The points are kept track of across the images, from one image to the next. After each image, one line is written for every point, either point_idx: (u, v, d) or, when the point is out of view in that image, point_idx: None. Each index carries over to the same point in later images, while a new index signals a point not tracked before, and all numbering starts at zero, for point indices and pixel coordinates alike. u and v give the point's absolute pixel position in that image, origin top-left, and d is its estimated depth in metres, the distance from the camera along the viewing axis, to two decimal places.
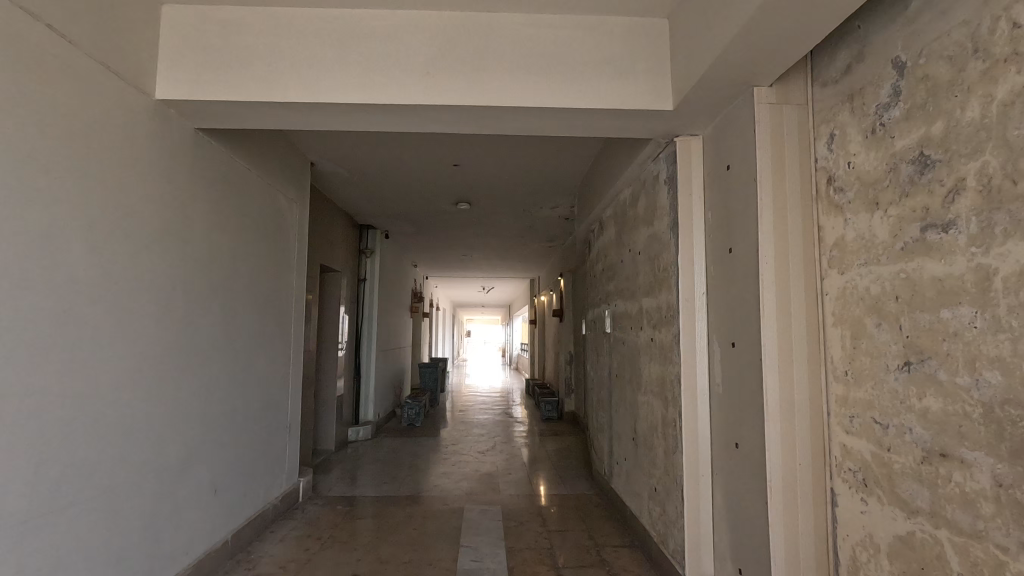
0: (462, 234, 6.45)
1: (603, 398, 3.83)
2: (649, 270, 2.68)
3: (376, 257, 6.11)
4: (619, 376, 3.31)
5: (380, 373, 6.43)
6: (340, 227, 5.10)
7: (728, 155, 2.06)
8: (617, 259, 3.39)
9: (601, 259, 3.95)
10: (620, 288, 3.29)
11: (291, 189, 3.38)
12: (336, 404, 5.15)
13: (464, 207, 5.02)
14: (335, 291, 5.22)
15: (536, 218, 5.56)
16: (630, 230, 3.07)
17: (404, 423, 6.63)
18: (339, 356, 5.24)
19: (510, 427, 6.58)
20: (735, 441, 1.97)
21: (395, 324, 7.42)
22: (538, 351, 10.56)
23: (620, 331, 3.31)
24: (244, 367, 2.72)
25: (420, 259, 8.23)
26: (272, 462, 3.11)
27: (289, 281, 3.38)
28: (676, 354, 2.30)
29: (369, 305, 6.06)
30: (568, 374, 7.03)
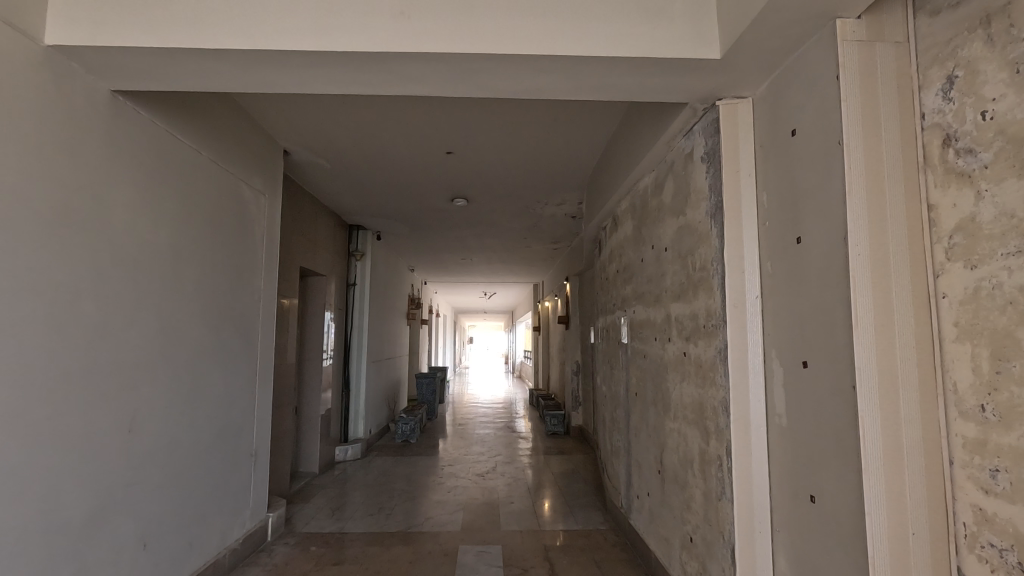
0: (460, 235, 6.00)
1: (618, 418, 3.35)
2: (680, 270, 2.21)
3: (366, 260, 5.66)
4: (640, 396, 2.82)
5: (372, 385, 5.96)
6: (325, 227, 4.65)
7: (793, 117, 1.59)
8: (635, 260, 2.92)
9: (615, 260, 3.47)
10: (640, 292, 2.81)
11: (257, 177, 2.92)
12: (321, 422, 4.68)
13: (461, 203, 4.56)
14: (320, 297, 4.77)
15: (539, 217, 5.10)
16: (652, 224, 2.60)
17: (398, 440, 6.13)
18: (325, 369, 4.77)
19: (513, 444, 6.09)
20: (810, 494, 1.47)
21: (389, 332, 6.95)
22: (542, 359, 10.07)
23: (640, 342, 2.84)
24: (190, 387, 2.26)
25: (416, 262, 7.77)
26: (233, 497, 2.65)
27: (255, 284, 2.91)
28: (719, 374, 1.81)
29: (359, 311, 5.60)
30: (575, 386, 6.55)
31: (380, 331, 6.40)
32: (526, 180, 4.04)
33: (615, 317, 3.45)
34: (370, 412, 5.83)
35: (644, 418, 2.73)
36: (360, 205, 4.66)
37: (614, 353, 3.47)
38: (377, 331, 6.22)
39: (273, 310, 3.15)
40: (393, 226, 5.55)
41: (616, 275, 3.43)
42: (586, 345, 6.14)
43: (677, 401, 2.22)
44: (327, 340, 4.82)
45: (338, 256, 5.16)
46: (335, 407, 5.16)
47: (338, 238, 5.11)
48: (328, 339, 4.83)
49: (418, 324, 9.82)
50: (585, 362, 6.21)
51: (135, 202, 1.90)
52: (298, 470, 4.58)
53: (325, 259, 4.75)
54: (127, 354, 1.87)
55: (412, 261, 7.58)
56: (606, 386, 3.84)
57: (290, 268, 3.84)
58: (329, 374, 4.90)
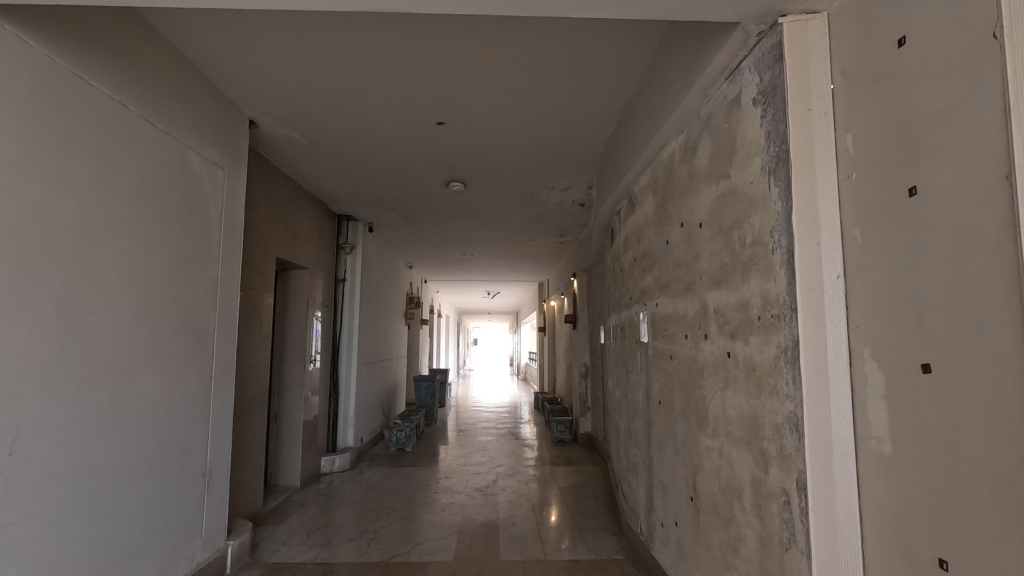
0: (458, 227, 5.56)
1: (636, 430, 2.89)
2: (722, 249, 1.75)
3: (357, 253, 5.23)
4: (665, 405, 2.37)
5: (364, 390, 5.52)
6: (307, 215, 4.23)
7: (898, 20, 1.13)
8: (659, 243, 2.46)
9: (632, 247, 3.01)
10: (666, 281, 2.36)
11: (210, 147, 2.49)
12: (304, 431, 4.24)
13: (458, 187, 4.12)
14: (303, 292, 4.34)
15: (544, 205, 4.66)
16: (682, 197, 2.14)
17: (392, 448, 5.67)
18: (309, 371, 4.34)
19: (517, 452, 5.63)
20: (937, 556, 1.01)
21: (385, 332, 6.52)
22: (548, 361, 9.62)
23: (664, 340, 2.39)
24: (111, 391, 1.84)
25: (414, 258, 7.35)
26: (177, 526, 2.21)
27: (209, 273, 2.48)
28: (784, 380, 1.36)
29: (349, 309, 5.17)
30: (583, 390, 6.09)
31: (374, 331, 5.97)
32: (528, 157, 3.59)
33: (631, 314, 3.00)
34: (361, 419, 5.39)
35: (670, 431, 2.28)
36: (346, 190, 4.23)
37: (631, 354, 3.01)
38: (370, 331, 5.79)
39: (234, 304, 2.71)
40: (386, 217, 5.12)
41: (633, 264, 2.98)
42: (595, 346, 5.67)
43: (719, 413, 1.76)
44: (312, 340, 4.39)
45: (325, 248, 4.73)
46: (322, 413, 4.72)
47: (325, 228, 4.69)
48: (313, 339, 4.39)
49: (418, 325, 9.40)
50: (594, 363, 5.75)
51: (16, 152, 1.48)
52: (278, 484, 4.14)
53: (308, 250, 4.33)
54: (6, 345, 1.45)
55: (409, 257, 7.15)
56: (620, 391, 3.38)
57: (263, 259, 3.41)
58: (315, 378, 4.47)
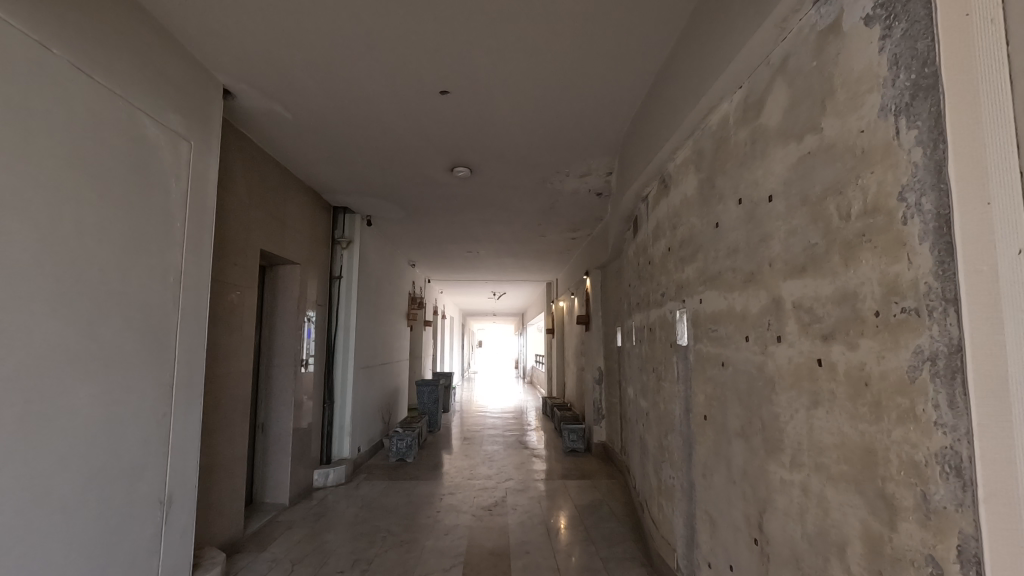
0: (463, 220, 5.17)
1: (671, 448, 2.48)
2: (809, 224, 1.35)
3: (354, 248, 4.85)
4: (714, 423, 1.96)
5: (362, 396, 5.13)
6: (297, 203, 3.84)
7: None
8: (705, 227, 2.06)
9: (666, 235, 2.60)
10: (715, 271, 1.96)
11: (171, 114, 2.10)
12: (294, 443, 3.85)
13: (463, 173, 3.73)
14: (294, 289, 3.96)
15: (558, 194, 4.26)
16: (740, 167, 1.74)
17: (392, 459, 5.28)
18: (299, 376, 3.95)
19: (527, 464, 5.22)
20: None
21: (386, 334, 6.13)
22: (556, 365, 9.21)
23: (712, 342, 1.99)
24: (22, 407, 1.45)
25: (417, 255, 6.97)
26: (121, 569, 1.81)
27: (169, 263, 2.08)
28: (929, 402, 0.96)
29: (346, 308, 4.78)
30: (597, 396, 5.67)
31: (373, 332, 5.57)
32: (542, 136, 3.20)
33: (665, 313, 2.59)
34: (359, 428, 5.00)
35: (723, 455, 1.87)
36: (340, 176, 3.84)
37: (664, 361, 2.60)
38: (369, 332, 5.40)
39: (204, 301, 2.33)
40: (386, 208, 4.74)
41: (667, 255, 2.57)
42: (611, 348, 5.26)
43: (804, 439, 1.35)
44: (303, 341, 4.01)
45: (318, 242, 4.35)
46: (315, 422, 4.33)
47: (318, 220, 4.31)
48: (304, 340, 4.01)
49: (421, 326, 9.01)
50: (610, 368, 5.33)
51: None
52: (265, 501, 3.75)
53: (299, 244, 3.95)
54: None
55: (411, 254, 6.77)
56: (648, 401, 2.97)
57: (240, 251, 3.02)
58: (306, 383, 4.09)
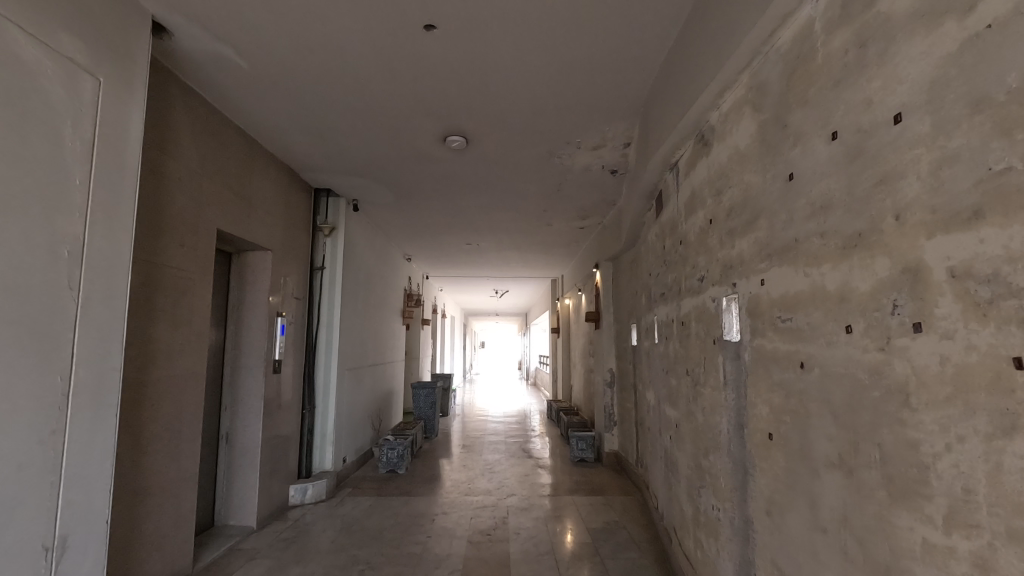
0: (460, 205, 4.67)
1: (714, 472, 1.96)
2: (991, 140, 0.84)
3: (339, 235, 4.35)
4: (788, 446, 1.45)
5: (349, 400, 4.63)
6: (267, 180, 3.35)
7: None
8: (770, 184, 1.55)
9: (705, 205, 2.09)
10: (789, 238, 1.44)
11: (65, 36, 1.61)
12: (263, 455, 3.35)
13: (458, 144, 3.23)
14: (264, 279, 3.46)
15: (566, 172, 3.75)
16: (835, 86, 1.23)
17: (382, 470, 4.78)
18: (271, 379, 3.46)
19: (532, 478, 4.69)
20: None
21: (377, 332, 5.63)
22: (562, 366, 8.68)
23: (784, 336, 1.47)
24: None
25: (412, 248, 6.47)
26: None
27: (60, 232, 1.59)
28: None
29: (329, 303, 4.28)
30: (609, 401, 5.15)
31: (363, 330, 5.07)
32: (550, 94, 2.69)
33: (706, 302, 2.08)
34: (345, 436, 4.49)
35: (804, 491, 1.36)
36: (317, 148, 3.35)
37: (704, 362, 2.09)
38: (358, 330, 4.90)
39: (122, 285, 1.83)
40: (373, 190, 4.24)
41: (708, 229, 2.06)
42: (625, 348, 4.75)
43: (984, 487, 0.84)
44: (275, 339, 3.51)
45: (296, 227, 3.85)
46: (293, 431, 3.83)
47: (295, 202, 3.81)
48: (276, 338, 3.51)
49: (418, 325, 8.51)
50: (623, 370, 4.81)
51: None
52: (229, 523, 3.25)
53: (271, 227, 3.45)
54: None
55: (406, 246, 6.27)
56: (680, 411, 2.45)
57: (188, 229, 2.53)
58: (280, 387, 3.59)
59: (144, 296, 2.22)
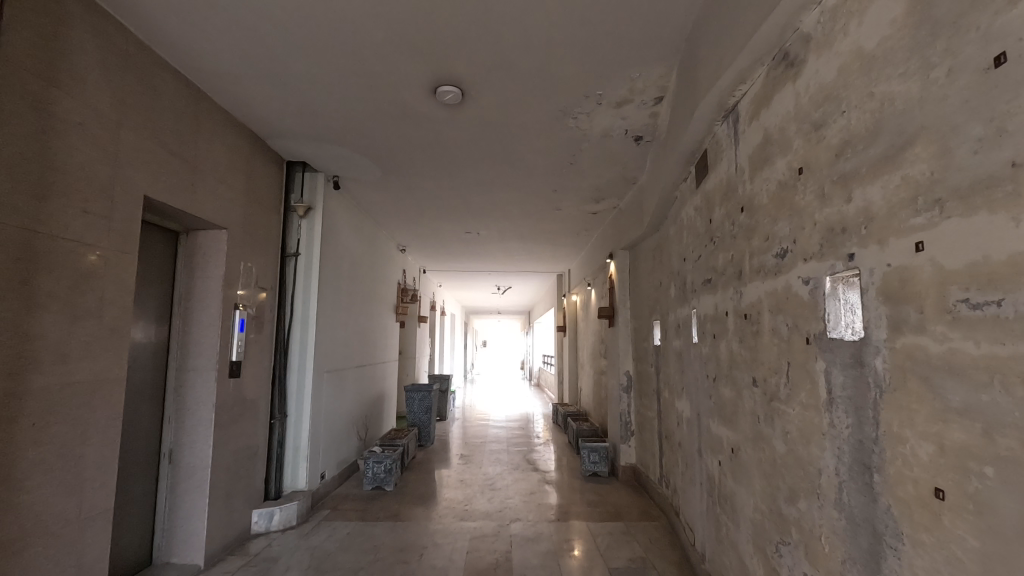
0: (457, 183, 4.08)
1: (809, 527, 1.37)
2: None
3: (316, 216, 3.76)
4: (989, 518, 0.86)
5: (330, 406, 4.06)
6: (221, 143, 2.77)
7: None
8: (941, 84, 0.96)
9: (790, 149, 1.50)
10: (994, 163, 0.85)
11: None
12: (215, 477, 2.77)
13: (451, 98, 2.65)
14: (217, 263, 2.86)
15: (582, 138, 3.16)
16: None
17: (367, 487, 4.19)
18: (226, 383, 2.87)
19: (539, 497, 4.09)
20: None
21: (366, 329, 5.04)
22: (569, 367, 8.06)
23: (977, 328, 0.88)
24: None
25: (406, 237, 5.89)
26: None
27: None
28: None
29: (303, 294, 3.70)
30: (626, 408, 4.55)
31: (348, 326, 4.49)
32: (568, 25, 2.10)
33: (792, 284, 1.48)
34: (324, 448, 3.92)
35: None
36: (281, 103, 2.77)
37: (788, 370, 1.49)
38: (341, 326, 4.32)
39: None
40: (355, 163, 3.65)
41: (796, 182, 1.46)
42: (646, 349, 4.15)
43: None
44: (233, 335, 2.93)
45: (262, 204, 3.27)
46: (258, 445, 3.24)
47: (261, 174, 3.23)
48: (234, 334, 2.93)
49: (414, 322, 7.91)
50: (643, 373, 4.22)
51: None
52: (169, 563, 2.65)
53: (228, 201, 2.87)
54: None
55: (399, 234, 5.69)
56: (739, 434, 1.85)
57: (99, 192, 1.95)
58: (240, 393, 3.01)
59: (19, 276, 1.64)
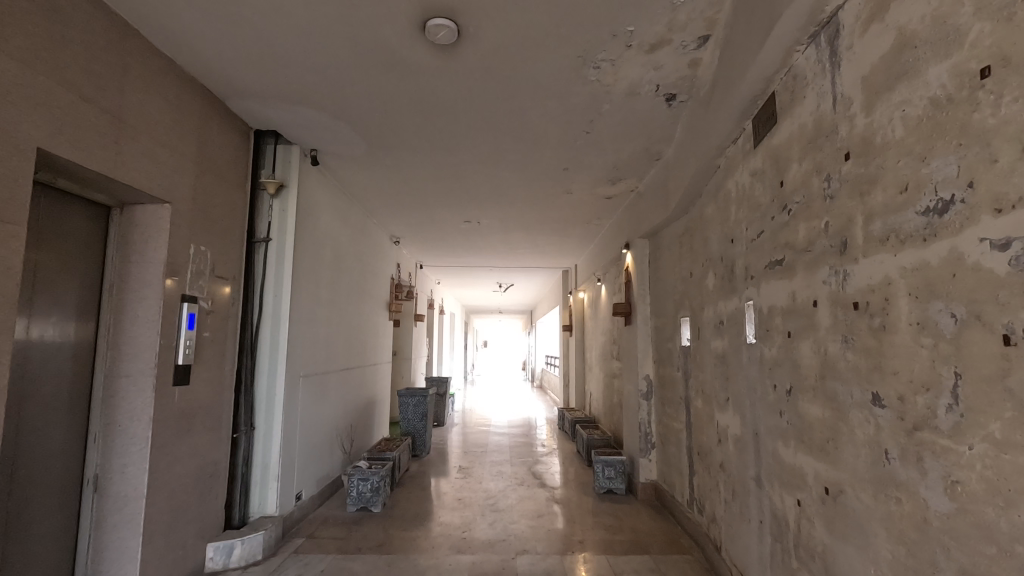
0: (454, 159, 3.55)
1: None
2: None
3: (290, 195, 3.24)
4: None
5: (309, 415, 3.54)
6: (159, 96, 2.25)
7: None
8: None
9: (960, 42, 0.97)
10: None
11: None
12: (153, 508, 2.24)
13: (444, 38, 2.12)
14: (156, 245, 2.32)
15: (603, 95, 2.63)
16: None
17: (351, 509, 3.66)
18: (170, 392, 2.34)
19: (548, 520, 3.55)
20: None
21: (353, 327, 4.51)
22: (577, 369, 7.51)
23: None
24: None
25: (398, 227, 5.37)
26: None
27: None
28: None
29: (273, 285, 3.17)
30: (646, 417, 4.01)
31: (331, 324, 3.97)
32: None
33: (966, 252, 0.95)
34: (301, 464, 3.41)
35: None
36: (235, 46, 2.24)
37: (957, 384, 0.96)
38: (323, 324, 3.79)
39: None
40: (334, 131, 3.12)
41: (972, 90, 0.94)
42: (671, 350, 3.61)
43: None
44: (179, 334, 2.39)
45: (220, 177, 2.74)
46: (216, 465, 2.71)
47: (219, 141, 2.71)
48: (180, 332, 2.39)
49: (410, 321, 7.38)
50: (667, 377, 3.69)
51: None
52: None
53: (172, 169, 2.34)
54: None
55: (390, 222, 5.17)
56: (845, 471, 1.32)
57: None
58: (189, 404, 2.48)
59: None
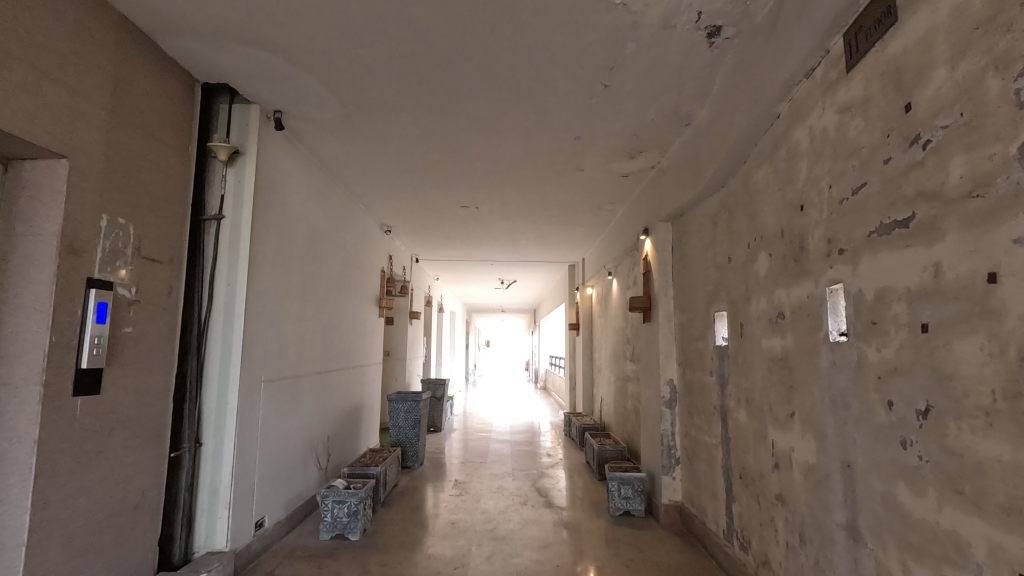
0: (447, 124, 3.01)
1: None
2: None
3: (247, 163, 2.70)
4: None
5: (274, 425, 3.01)
6: (50, 14, 1.71)
7: None
8: None
9: None
10: None
11: None
12: (41, 559, 1.69)
13: None
14: (48, 212, 1.77)
15: (629, 29, 2.09)
16: None
17: (325, 537, 3.11)
18: (70, 405, 1.80)
19: (557, 551, 3.01)
20: None
21: (334, 324, 3.98)
22: (584, 370, 6.96)
23: None
24: None
25: (388, 213, 4.83)
26: None
27: None
28: None
29: (225, 271, 2.63)
30: (669, 428, 3.46)
31: (305, 319, 3.43)
32: None
33: None
34: (262, 484, 2.87)
35: None
36: None
37: None
38: (293, 318, 3.26)
39: None
40: (298, 83, 2.59)
41: None
42: (702, 350, 3.06)
43: None
44: (82, 330, 1.84)
45: (153, 135, 2.21)
46: (144, 493, 2.17)
47: (148, 89, 2.17)
48: (84, 327, 1.85)
49: (404, 319, 6.83)
50: (697, 382, 3.14)
51: None
52: None
53: (73, 115, 1.81)
54: None
55: (378, 207, 4.63)
56: None
57: None
58: (101, 419, 1.94)
59: None
